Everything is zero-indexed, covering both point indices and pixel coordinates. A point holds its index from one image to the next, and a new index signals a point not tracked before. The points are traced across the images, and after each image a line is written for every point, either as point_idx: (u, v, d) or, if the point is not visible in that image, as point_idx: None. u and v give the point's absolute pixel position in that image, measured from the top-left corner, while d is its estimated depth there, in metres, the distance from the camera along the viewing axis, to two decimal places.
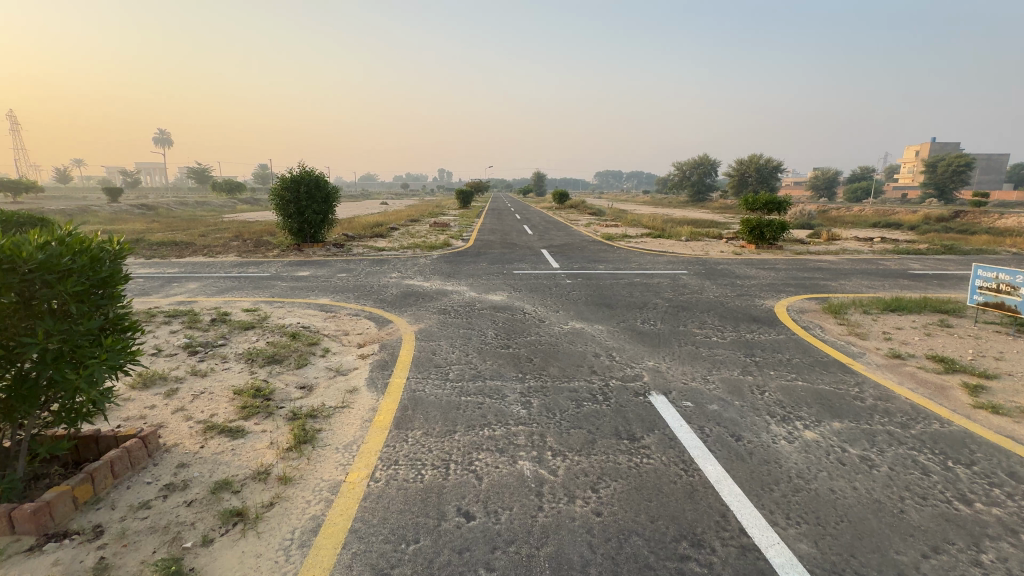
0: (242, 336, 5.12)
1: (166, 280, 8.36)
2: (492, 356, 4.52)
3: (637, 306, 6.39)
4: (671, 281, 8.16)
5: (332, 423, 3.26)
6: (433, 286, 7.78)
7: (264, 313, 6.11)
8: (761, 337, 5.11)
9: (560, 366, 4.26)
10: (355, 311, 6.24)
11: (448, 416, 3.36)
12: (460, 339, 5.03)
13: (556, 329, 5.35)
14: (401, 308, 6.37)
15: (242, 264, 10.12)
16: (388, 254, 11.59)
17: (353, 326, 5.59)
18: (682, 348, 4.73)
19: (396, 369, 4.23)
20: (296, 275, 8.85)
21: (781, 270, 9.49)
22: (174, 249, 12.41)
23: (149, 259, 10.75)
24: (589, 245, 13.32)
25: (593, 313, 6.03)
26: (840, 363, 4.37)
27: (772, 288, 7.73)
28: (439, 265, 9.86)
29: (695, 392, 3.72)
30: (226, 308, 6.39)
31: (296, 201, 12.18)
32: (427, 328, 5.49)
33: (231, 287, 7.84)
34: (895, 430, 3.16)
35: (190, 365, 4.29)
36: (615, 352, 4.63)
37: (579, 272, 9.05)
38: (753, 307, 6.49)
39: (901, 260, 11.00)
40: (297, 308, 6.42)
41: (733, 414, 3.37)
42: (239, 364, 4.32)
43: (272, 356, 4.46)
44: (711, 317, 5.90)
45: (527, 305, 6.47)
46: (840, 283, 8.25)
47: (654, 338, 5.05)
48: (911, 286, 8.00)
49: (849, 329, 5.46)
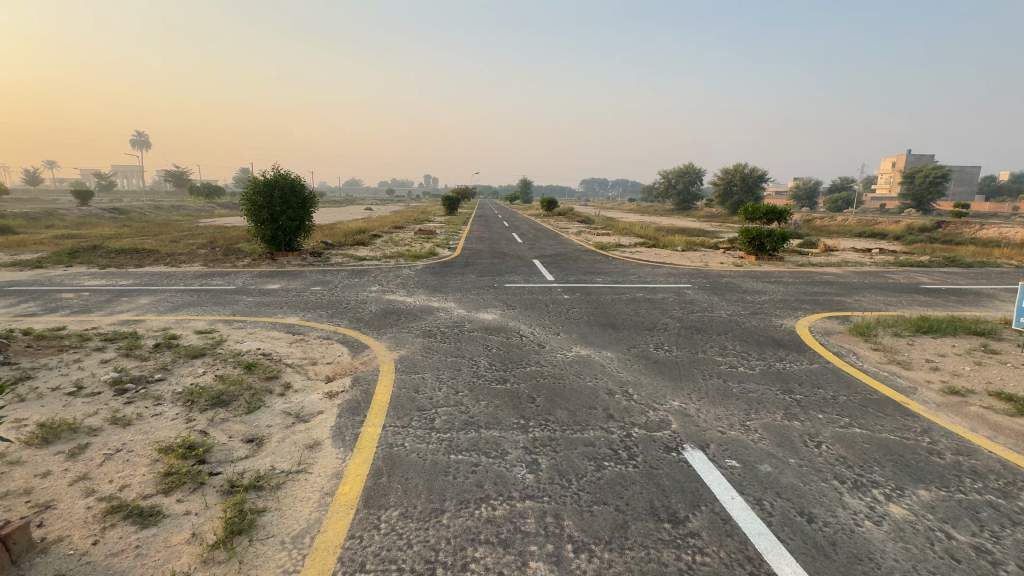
0: (188, 368, 4.28)
1: (114, 295, 7.43)
2: (487, 395, 3.77)
3: (646, 327, 5.73)
4: (677, 297, 7.52)
5: (279, 500, 2.48)
6: (417, 302, 7.02)
7: (220, 337, 5.26)
8: (795, 368, 4.45)
9: (568, 409, 3.54)
10: (327, 333, 5.43)
11: (434, 486, 2.61)
12: (447, 371, 4.27)
13: (559, 357, 4.63)
14: (380, 330, 5.60)
15: (206, 275, 9.21)
16: (370, 263, 10.79)
17: (323, 353, 4.79)
18: (708, 384, 4.03)
19: (370, 413, 3.47)
20: (264, 288, 8.01)
21: (789, 284, 8.94)
22: (134, 258, 11.40)
23: (102, 269, 9.74)
24: (582, 256, 12.66)
25: (598, 336, 5.34)
26: (895, 403, 3.72)
27: (787, 305, 7.12)
28: (424, 277, 9.10)
29: (739, 446, 3.04)
30: (176, 330, 5.52)
31: (268, 206, 11.27)
32: (409, 356, 4.71)
33: (188, 303, 6.96)
34: (999, 503, 2.50)
35: (113, 410, 3.45)
36: (631, 388, 3.92)
37: (576, 285, 8.40)
38: (773, 328, 5.86)
39: (907, 273, 10.53)
40: (260, 329, 5.58)
41: (793, 479, 2.69)
42: (175, 408, 3.49)
43: (217, 397, 3.64)
44: (731, 342, 5.24)
45: (523, 326, 5.73)
46: (856, 299, 7.70)
47: (673, 370, 4.36)
48: (931, 303, 7.50)
49: (888, 356, 4.84)
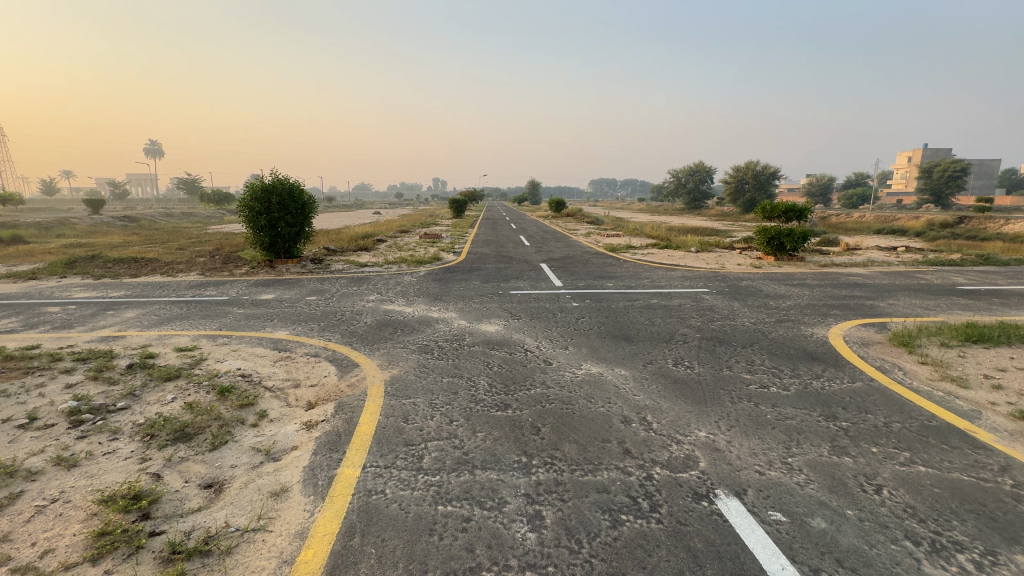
0: (156, 394, 3.87)
1: (102, 307, 7.12)
2: (485, 425, 3.30)
3: (662, 339, 5.24)
4: (694, 303, 7.00)
5: (226, 572, 2.04)
6: (416, 312, 6.60)
7: (200, 355, 4.87)
8: (835, 388, 3.92)
9: (578, 442, 3.07)
10: (316, 350, 5.01)
11: (416, 551, 2.15)
12: (442, 395, 3.81)
13: (568, 377, 4.15)
14: (373, 345, 5.16)
15: (200, 285, 8.88)
16: (370, 270, 10.41)
17: (308, 374, 4.37)
18: (738, 409, 3.52)
19: (349, 449, 3.02)
20: (258, 298, 7.65)
21: (813, 287, 8.37)
22: (131, 267, 11.12)
23: (96, 280, 9.47)
24: (592, 259, 12.14)
25: (610, 351, 4.86)
26: (960, 432, 3.18)
27: (815, 311, 6.57)
28: (425, 284, 8.69)
29: (783, 493, 2.54)
30: (155, 348, 5.14)
31: (267, 212, 10.95)
32: (401, 376, 4.26)
33: (175, 315, 6.61)
34: None
35: (61, 447, 3.04)
36: (650, 415, 3.43)
37: (585, 291, 7.93)
38: (803, 338, 5.31)
39: (940, 273, 9.87)
40: (244, 346, 5.18)
41: (854, 540, 2.18)
42: (131, 445, 3.07)
43: (180, 431, 3.22)
44: (759, 356, 4.72)
45: (528, 340, 5.26)
46: (889, 304, 7.10)
47: (697, 390, 3.86)
48: (972, 307, 6.89)
49: (939, 371, 4.28)
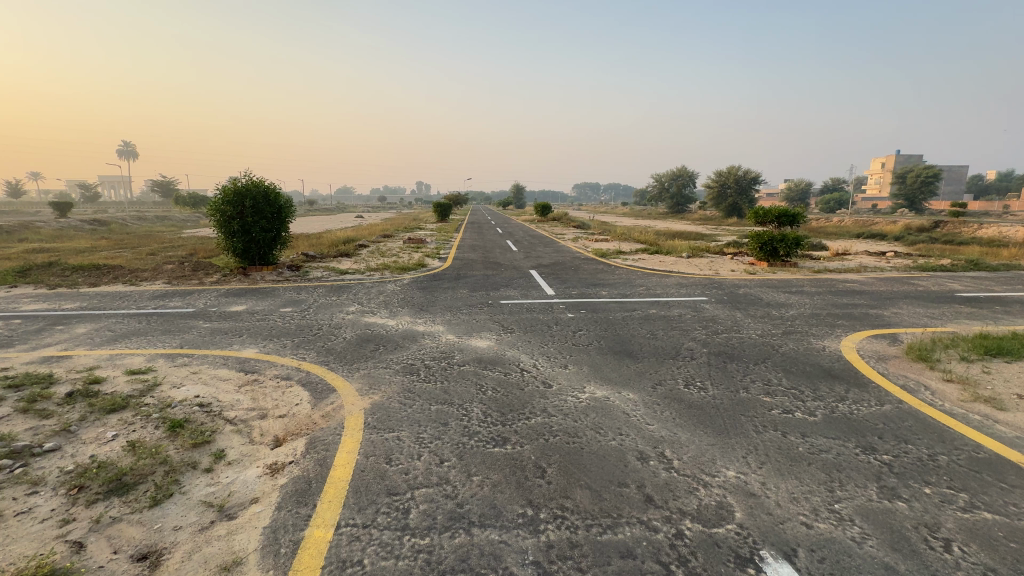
0: (94, 431, 3.31)
1: (50, 322, 6.46)
2: (482, 466, 2.84)
3: (668, 356, 4.85)
4: (695, 314, 6.65)
5: None
6: (400, 325, 6.11)
7: (154, 380, 4.30)
8: (864, 412, 3.57)
9: (591, 489, 2.62)
10: (288, 372, 4.48)
11: None
12: (430, 427, 3.34)
13: (570, 402, 3.72)
14: (352, 365, 4.66)
15: (165, 295, 8.23)
16: (351, 278, 9.86)
17: (276, 402, 3.85)
18: (765, 440, 3.13)
19: (320, 502, 2.53)
20: (227, 310, 7.06)
21: (813, 294, 8.12)
22: (91, 275, 10.34)
23: (50, 289, 8.72)
24: (582, 265, 11.78)
25: (614, 370, 4.44)
26: (1015, 465, 2.83)
27: (821, 321, 6.28)
28: (409, 293, 8.20)
29: (840, 554, 2.14)
30: (103, 371, 4.54)
31: (239, 216, 10.31)
32: (383, 403, 3.77)
33: (133, 331, 5.99)
34: None
35: None
36: (669, 450, 3.02)
37: (580, 300, 7.54)
38: (815, 353, 4.99)
39: (934, 279, 9.75)
40: (206, 367, 4.62)
41: None
42: (52, 501, 2.53)
43: (116, 481, 2.68)
44: (774, 374, 4.36)
45: (523, 357, 4.81)
46: (893, 312, 6.88)
47: (716, 418, 3.46)
48: (978, 315, 6.69)
49: (968, 391, 3.96)
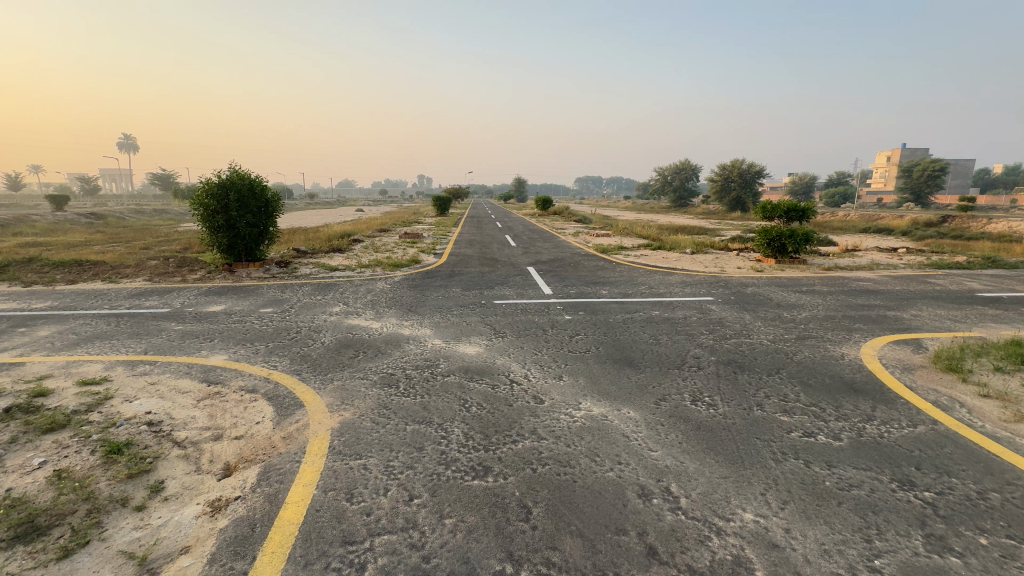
0: (21, 456, 2.91)
1: (12, 323, 6.06)
2: (457, 506, 2.43)
3: (674, 365, 4.42)
4: (701, 316, 6.20)
5: None
6: (384, 329, 5.70)
7: (106, 392, 3.90)
8: (896, 436, 3.14)
9: (583, 538, 2.21)
10: (254, 383, 4.08)
11: None
12: (402, 453, 2.93)
13: (564, 422, 3.30)
14: (327, 376, 4.24)
15: (142, 293, 7.83)
16: (340, 275, 9.44)
17: (236, 419, 3.44)
18: (786, 472, 2.71)
19: (262, 554, 2.13)
20: (204, 311, 6.66)
21: (825, 294, 7.66)
22: (70, 272, 9.91)
23: (24, 287, 8.32)
24: (582, 261, 11.32)
25: (612, 381, 4.03)
26: None
27: (837, 325, 5.84)
28: (399, 292, 7.79)
29: None
30: (52, 381, 4.13)
31: (223, 210, 9.88)
32: (353, 422, 3.36)
33: (98, 334, 5.59)
34: None
35: None
36: (675, 484, 2.61)
37: (579, 300, 7.12)
38: (835, 362, 4.55)
39: (951, 277, 9.29)
40: (167, 378, 4.22)
41: None
42: None
43: (28, 524, 2.29)
44: (790, 387, 3.93)
45: (514, 366, 4.40)
46: (913, 314, 6.42)
47: (727, 442, 3.04)
48: (1004, 318, 6.22)
49: (1011, 410, 3.52)
